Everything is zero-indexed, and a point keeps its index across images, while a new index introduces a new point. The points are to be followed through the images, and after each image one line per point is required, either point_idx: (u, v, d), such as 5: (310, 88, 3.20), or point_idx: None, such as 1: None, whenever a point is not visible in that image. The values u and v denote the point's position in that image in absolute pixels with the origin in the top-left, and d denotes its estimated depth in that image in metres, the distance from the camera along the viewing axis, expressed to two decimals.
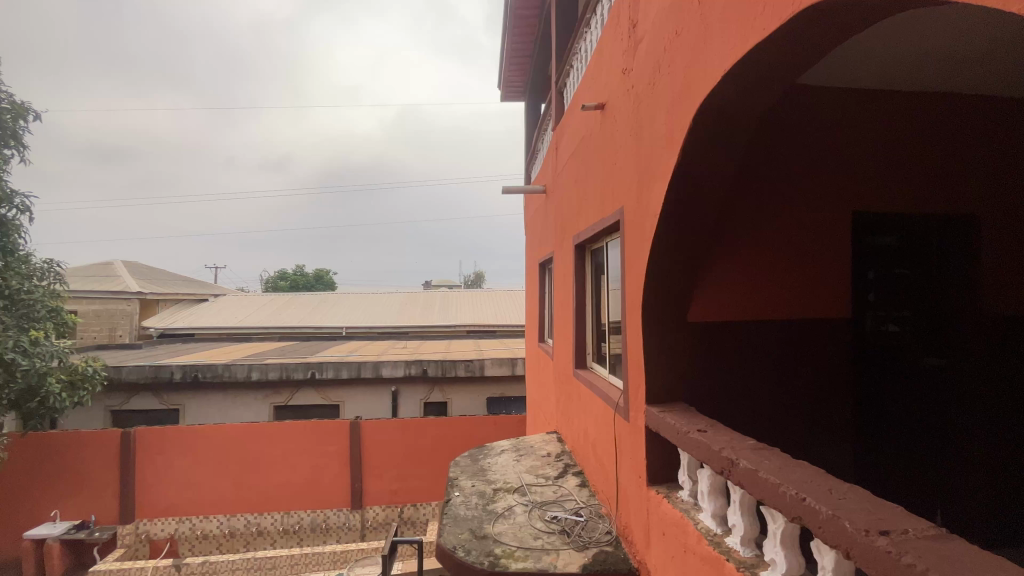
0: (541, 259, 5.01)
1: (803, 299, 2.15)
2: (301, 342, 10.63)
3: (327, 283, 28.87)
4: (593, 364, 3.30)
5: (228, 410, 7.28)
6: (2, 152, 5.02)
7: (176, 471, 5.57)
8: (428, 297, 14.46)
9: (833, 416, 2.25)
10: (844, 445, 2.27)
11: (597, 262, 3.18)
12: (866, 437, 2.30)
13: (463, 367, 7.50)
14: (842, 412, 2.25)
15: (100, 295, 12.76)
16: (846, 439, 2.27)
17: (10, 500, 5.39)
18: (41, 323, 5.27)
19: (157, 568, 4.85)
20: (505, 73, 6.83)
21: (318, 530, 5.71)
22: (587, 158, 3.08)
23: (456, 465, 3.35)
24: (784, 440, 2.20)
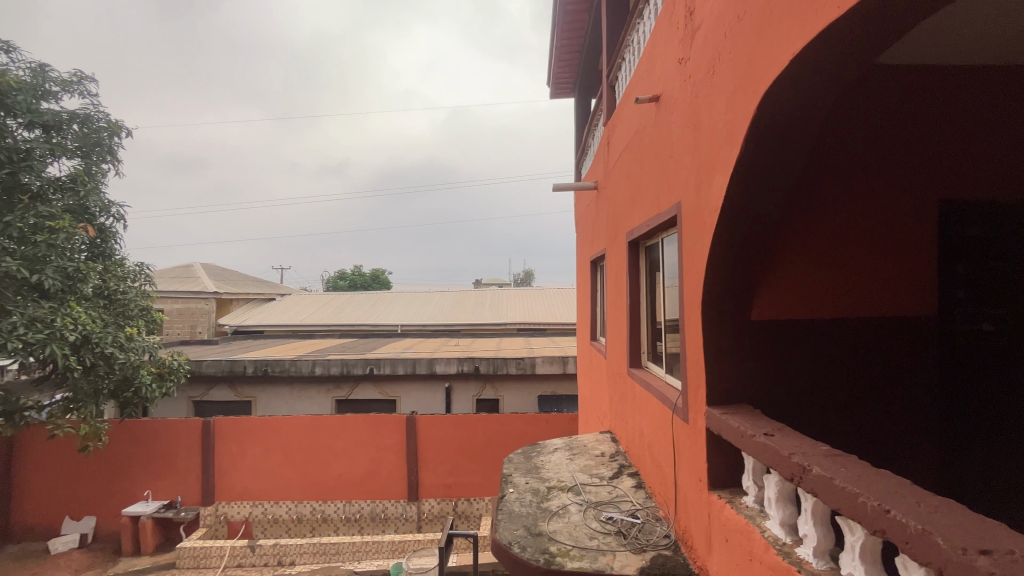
0: (593, 256, 4.95)
1: (878, 296, 2.00)
2: (360, 339, 11.10)
3: (383, 282, 29.95)
4: (648, 364, 3.22)
5: (295, 402, 7.73)
6: (101, 167, 5.60)
7: (250, 459, 5.98)
8: (479, 295, 14.66)
9: (913, 423, 2.08)
10: (926, 452, 2.10)
11: (653, 258, 3.09)
12: (954, 446, 2.10)
13: (514, 365, 7.55)
14: (922, 419, 2.09)
15: (183, 295, 13.94)
16: (927, 446, 2.09)
17: (109, 480, 5.96)
18: (134, 320, 5.84)
19: (235, 548, 5.21)
20: (554, 70, 6.78)
21: (377, 519, 5.95)
22: (642, 153, 3.00)
23: (510, 462, 3.37)
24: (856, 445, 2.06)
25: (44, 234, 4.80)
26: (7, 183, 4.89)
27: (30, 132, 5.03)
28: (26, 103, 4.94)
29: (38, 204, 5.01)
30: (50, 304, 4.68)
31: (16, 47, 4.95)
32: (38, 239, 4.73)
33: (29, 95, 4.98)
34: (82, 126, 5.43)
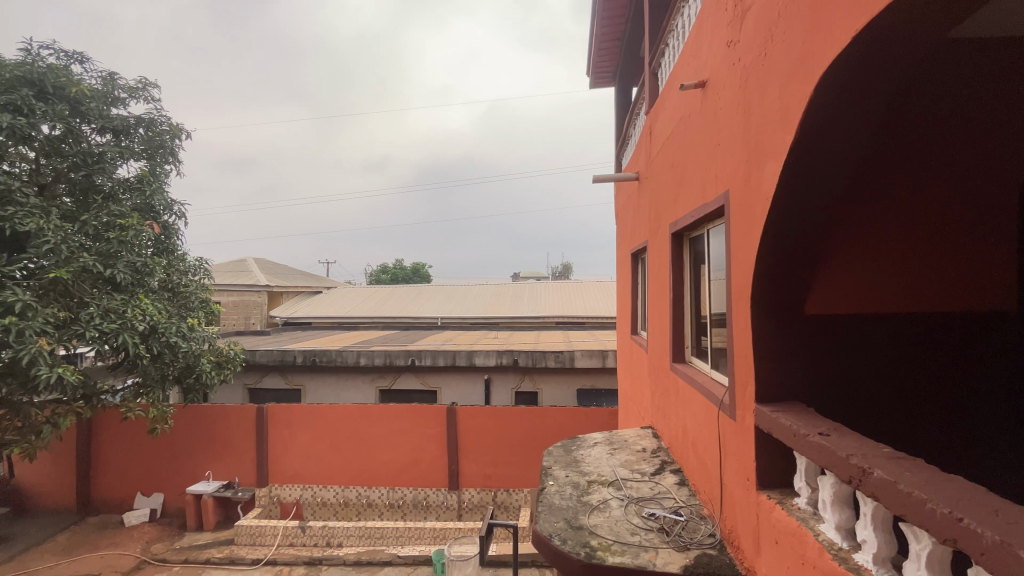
0: (633, 249, 4.86)
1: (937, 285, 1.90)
2: (402, 331, 11.39)
3: (423, 276, 30.50)
4: (693, 360, 3.13)
5: (341, 391, 8.03)
6: (164, 168, 5.99)
7: (300, 444, 6.27)
8: (517, 289, 14.68)
9: (970, 413, 2.01)
10: (987, 444, 2.01)
11: (698, 251, 2.99)
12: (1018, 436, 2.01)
13: (553, 358, 7.53)
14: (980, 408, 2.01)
15: (238, 288, 14.72)
16: (987, 437, 2.01)
17: (174, 461, 6.38)
18: (196, 311, 6.22)
19: (287, 529, 5.48)
20: (594, 59, 6.65)
21: (419, 507, 6.06)
22: (687, 142, 2.90)
23: (550, 455, 3.37)
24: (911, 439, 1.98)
25: (115, 231, 5.17)
26: (84, 184, 5.30)
27: (102, 136, 5.42)
28: (99, 110, 5.32)
29: (110, 203, 5.41)
30: (121, 297, 5.06)
31: (88, 58, 5.34)
32: (110, 236, 5.11)
33: (101, 102, 5.36)
34: (147, 129, 5.81)
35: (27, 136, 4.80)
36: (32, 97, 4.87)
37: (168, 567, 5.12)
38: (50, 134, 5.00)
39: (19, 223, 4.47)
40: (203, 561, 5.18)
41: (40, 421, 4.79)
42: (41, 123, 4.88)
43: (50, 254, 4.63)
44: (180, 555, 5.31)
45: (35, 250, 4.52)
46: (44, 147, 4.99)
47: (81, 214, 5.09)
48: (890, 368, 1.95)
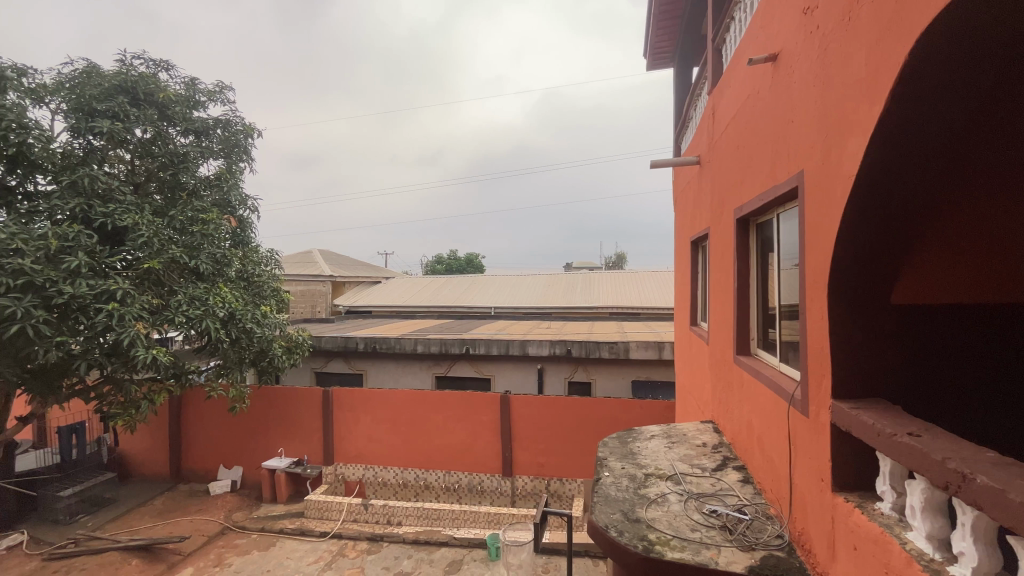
0: (694, 236, 4.66)
1: None
2: (457, 320, 11.62)
3: (477, 266, 30.93)
4: (759, 353, 2.96)
5: (400, 377, 8.34)
6: (239, 166, 6.43)
7: (362, 427, 6.59)
8: (570, 279, 14.54)
9: None
10: None
11: (767, 238, 2.82)
12: None
13: (607, 349, 7.40)
14: None
15: (305, 278, 15.59)
16: None
17: (250, 438, 6.88)
18: (268, 299, 6.65)
19: (351, 506, 5.82)
20: (652, 40, 6.38)
21: (474, 491, 6.24)
22: (754, 121, 2.71)
23: (605, 445, 3.33)
24: (991, 425, 1.85)
25: (198, 226, 5.62)
26: (171, 182, 5.78)
27: (186, 138, 5.88)
28: (182, 113, 5.78)
29: (193, 200, 5.88)
30: (204, 286, 5.50)
31: (173, 65, 5.81)
32: (194, 230, 5.56)
33: (184, 106, 5.82)
34: (224, 130, 6.24)
35: (123, 139, 5.30)
36: (126, 104, 5.37)
37: (247, 534, 5.56)
38: (142, 137, 5.50)
39: (119, 219, 4.97)
40: (277, 531, 5.58)
41: (139, 397, 5.32)
42: (134, 126, 5.37)
43: (144, 247, 5.10)
44: (258, 523, 5.75)
45: (132, 243, 5.00)
46: (138, 149, 5.50)
47: (169, 210, 5.58)
48: (972, 363, 1.80)
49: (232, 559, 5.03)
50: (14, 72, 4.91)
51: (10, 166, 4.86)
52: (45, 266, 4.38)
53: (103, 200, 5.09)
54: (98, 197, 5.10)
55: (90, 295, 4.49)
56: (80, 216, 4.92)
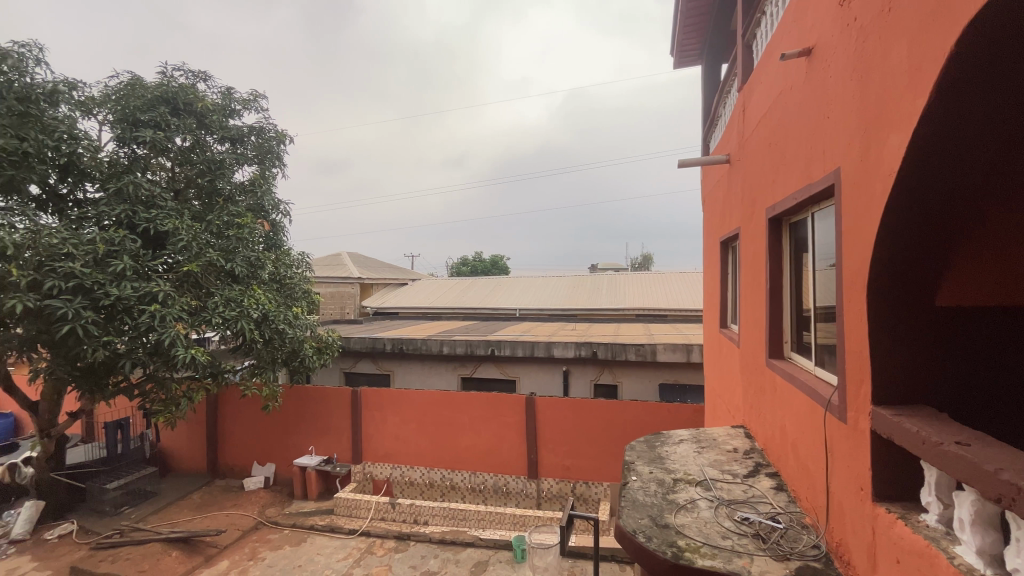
0: (723, 236, 4.56)
1: None
2: (482, 322, 11.68)
3: (502, 268, 31.03)
4: (792, 357, 2.88)
5: (426, 377, 8.43)
6: (272, 171, 6.63)
7: (389, 426, 6.69)
8: (595, 280, 14.43)
9: None
10: None
11: (801, 238, 2.73)
12: None
13: (633, 351, 7.30)
14: None
15: (334, 280, 15.96)
16: None
17: (282, 436, 7.07)
18: (300, 300, 6.83)
19: (378, 504, 5.91)
20: (679, 38, 6.28)
21: (499, 492, 6.26)
22: (787, 118, 2.64)
23: (632, 449, 3.28)
24: None
25: (233, 230, 5.83)
26: (209, 189, 6.01)
27: (222, 145, 6.11)
28: (219, 121, 6.00)
29: (229, 205, 6.10)
30: (239, 288, 5.70)
31: (210, 76, 6.05)
32: (230, 234, 5.77)
33: (221, 115, 6.04)
34: (258, 137, 6.45)
35: (164, 148, 5.54)
36: (168, 113, 5.62)
37: (279, 529, 5.72)
38: (182, 146, 5.74)
39: (160, 224, 5.21)
40: (308, 527, 5.71)
41: (179, 395, 5.54)
42: (175, 135, 5.61)
43: (183, 250, 5.32)
44: (290, 519, 5.90)
45: (173, 247, 5.22)
46: (178, 157, 5.74)
47: (207, 215, 5.80)
48: (1019, 367, 1.72)
49: (266, 553, 5.17)
50: (65, 86, 5.20)
51: (62, 175, 5.22)
52: (94, 270, 4.62)
53: (146, 206, 5.34)
54: (142, 203, 5.34)
55: (134, 297, 4.72)
56: (125, 221, 5.17)
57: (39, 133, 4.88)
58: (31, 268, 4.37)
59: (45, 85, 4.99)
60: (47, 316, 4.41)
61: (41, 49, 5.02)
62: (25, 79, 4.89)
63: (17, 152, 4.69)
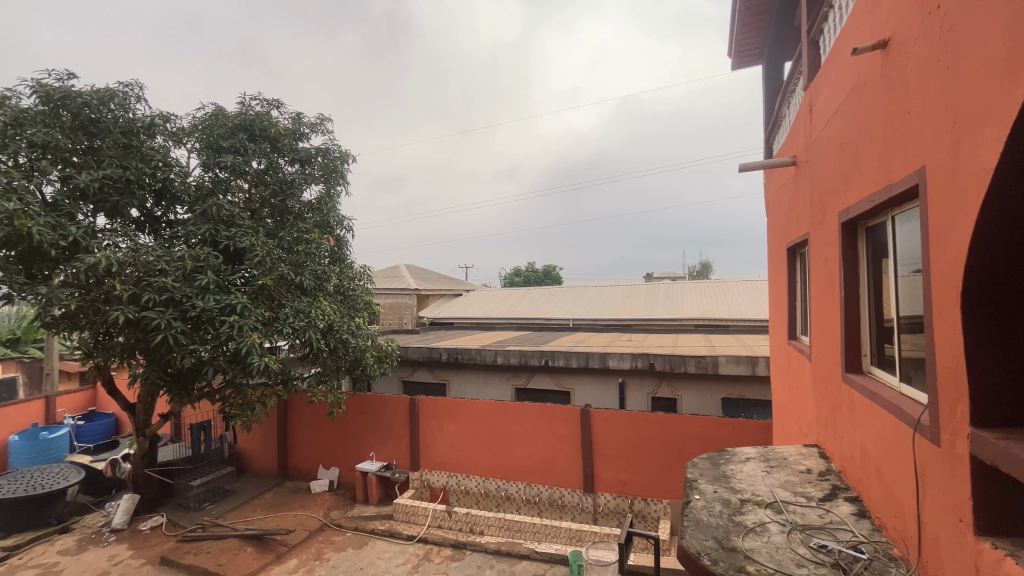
0: (791, 242, 4.31)
1: None
2: (535, 332, 11.68)
3: (554, 278, 30.96)
4: (873, 372, 2.65)
5: (481, 387, 8.54)
6: (337, 189, 7.01)
7: (445, 434, 6.81)
8: (651, 290, 14.05)
9: None
10: None
11: (880, 243, 2.53)
12: None
13: (693, 363, 7.01)
14: None
15: (393, 291, 16.60)
16: None
17: (345, 441, 7.38)
18: (361, 311, 7.15)
19: (435, 512, 6.01)
20: (737, 38, 6.05)
21: (555, 505, 6.18)
22: (862, 115, 2.46)
23: (694, 466, 3.15)
24: None
25: (302, 246, 6.23)
26: (281, 208, 6.45)
27: (293, 166, 6.54)
28: (290, 145, 6.45)
29: (299, 221, 6.52)
30: (307, 300, 6.04)
31: (282, 103, 6.53)
32: (299, 250, 6.16)
33: (292, 138, 6.49)
34: (324, 158, 6.86)
35: (242, 171, 6.03)
36: (246, 140, 6.13)
37: (343, 531, 5.96)
38: (258, 168, 6.21)
39: (239, 241, 5.65)
40: (369, 531, 5.90)
41: (254, 400, 5.94)
42: (251, 159, 6.10)
43: (258, 265, 5.73)
44: (352, 523, 6.13)
45: (249, 262, 5.65)
46: (254, 179, 6.21)
47: (279, 232, 6.23)
48: None
49: (330, 554, 5.40)
50: (161, 119, 5.80)
51: (158, 199, 5.81)
52: (182, 284, 5.08)
53: (227, 224, 5.82)
54: (223, 222, 5.82)
55: (215, 308, 5.14)
56: (209, 239, 5.65)
57: (139, 162, 5.49)
58: (131, 283, 4.87)
59: (143, 119, 5.60)
60: (143, 326, 4.89)
61: (141, 87, 5.64)
62: (128, 115, 5.53)
63: (121, 180, 5.31)
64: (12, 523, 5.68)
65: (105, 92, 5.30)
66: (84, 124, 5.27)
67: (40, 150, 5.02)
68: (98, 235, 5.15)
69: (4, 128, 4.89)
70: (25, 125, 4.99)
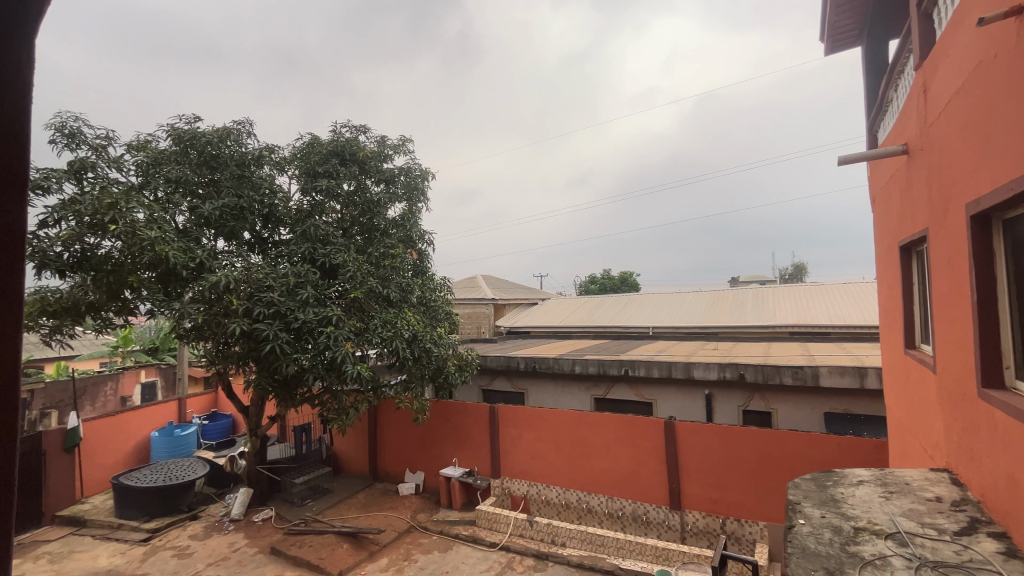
0: (905, 240, 3.85)
1: None
2: (614, 341, 11.42)
3: (632, 284, 30.02)
4: (1018, 387, 2.29)
5: (559, 397, 8.50)
6: (419, 206, 7.38)
7: (524, 444, 6.85)
8: (739, 295, 13.17)
9: None
10: None
11: (1022, 237, 2.18)
12: None
13: (789, 374, 6.45)
14: None
15: (470, 301, 17.10)
16: None
17: (430, 446, 7.64)
18: (442, 321, 7.43)
19: (517, 522, 6.02)
20: (832, 21, 5.55)
21: (639, 521, 5.91)
22: (993, 92, 2.16)
23: (797, 488, 2.89)
24: None
25: (388, 260, 6.63)
26: (369, 225, 6.91)
27: (379, 186, 6.99)
28: (376, 166, 6.92)
29: (385, 238, 6.93)
30: (394, 311, 6.40)
31: (369, 128, 7.03)
32: (386, 264, 6.56)
33: (377, 160, 6.96)
34: (406, 176, 7.25)
35: (335, 193, 6.56)
36: (338, 164, 6.67)
37: (429, 534, 6.17)
38: (348, 190, 6.72)
39: (334, 258, 6.14)
40: (453, 536, 6.06)
41: (348, 406, 6.34)
42: (343, 182, 6.62)
43: (350, 280, 6.17)
44: (438, 526, 6.32)
45: (343, 277, 6.10)
46: (345, 200, 6.73)
47: (368, 248, 6.68)
48: None
49: (418, 556, 5.62)
50: (267, 151, 6.48)
51: (266, 222, 6.48)
52: (287, 298, 5.61)
53: (323, 243, 6.35)
54: (320, 241, 6.35)
55: (315, 320, 5.60)
56: (308, 257, 6.20)
57: (250, 191, 6.18)
58: (245, 298, 5.45)
59: (254, 152, 6.29)
60: (255, 337, 5.44)
61: (252, 124, 6.36)
62: (242, 149, 6.24)
63: (237, 207, 6.02)
64: (153, 509, 6.53)
65: (223, 131, 6.04)
66: (207, 159, 6.03)
67: (173, 185, 5.82)
68: (219, 256, 5.85)
69: (147, 168, 5.75)
70: (163, 164, 5.82)
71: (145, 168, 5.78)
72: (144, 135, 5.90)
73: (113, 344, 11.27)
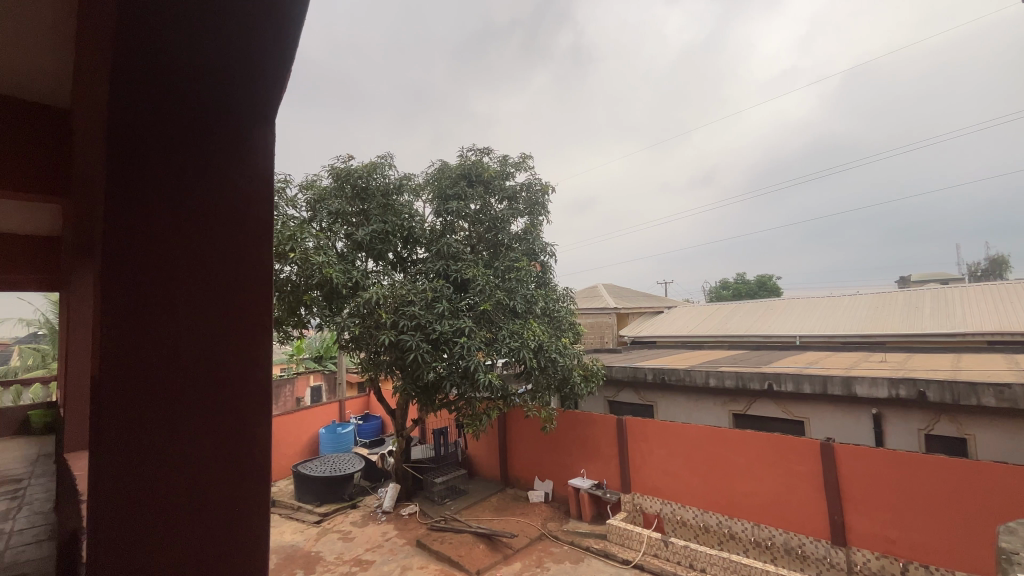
0: None
1: None
2: (753, 351, 10.41)
3: (771, 289, 27.03)
4: None
5: (692, 411, 8.00)
6: (540, 219, 7.57)
7: (656, 459, 6.52)
8: (912, 297, 11.15)
9: None
10: None
11: None
12: None
13: (991, 394, 5.27)
14: None
15: (593, 311, 16.92)
16: None
17: (559, 455, 7.69)
18: (567, 331, 7.51)
19: (651, 541, 5.78)
20: None
21: (794, 554, 5.32)
22: None
23: (1012, 533, 2.35)
24: None
25: (513, 274, 6.91)
26: (495, 241, 7.28)
27: (502, 204, 7.37)
28: (498, 185, 7.31)
29: (509, 252, 7.24)
30: (519, 322, 6.63)
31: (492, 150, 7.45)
32: (511, 277, 6.87)
33: (500, 179, 7.33)
34: (528, 192, 7.50)
35: (464, 214, 7.05)
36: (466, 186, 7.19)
37: (560, 544, 6.21)
38: (475, 210, 7.20)
39: (465, 273, 6.59)
40: (585, 548, 6.03)
41: (481, 412, 6.69)
42: (471, 202, 7.11)
43: (480, 293, 6.56)
44: (569, 537, 6.34)
45: (473, 291, 6.52)
46: (473, 219, 7.19)
47: (494, 262, 7.06)
48: None
49: (550, 564, 5.70)
50: (406, 180, 7.22)
51: (405, 243, 7.21)
52: (426, 311, 6.15)
53: (455, 259, 6.85)
54: (452, 258, 6.88)
55: (450, 330, 6.07)
56: (443, 273, 6.75)
57: (393, 216, 6.94)
58: (392, 311, 6.12)
59: (395, 182, 7.04)
60: (400, 347, 6.06)
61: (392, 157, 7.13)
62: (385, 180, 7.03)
63: (383, 231, 6.81)
64: (322, 495, 7.58)
65: (371, 166, 6.87)
66: (359, 192, 6.91)
67: (334, 216, 6.81)
68: (371, 275, 6.73)
69: (315, 203, 6.80)
70: (326, 200, 6.84)
71: (312, 204, 6.84)
72: (312, 176, 6.99)
73: (289, 353, 13.31)
